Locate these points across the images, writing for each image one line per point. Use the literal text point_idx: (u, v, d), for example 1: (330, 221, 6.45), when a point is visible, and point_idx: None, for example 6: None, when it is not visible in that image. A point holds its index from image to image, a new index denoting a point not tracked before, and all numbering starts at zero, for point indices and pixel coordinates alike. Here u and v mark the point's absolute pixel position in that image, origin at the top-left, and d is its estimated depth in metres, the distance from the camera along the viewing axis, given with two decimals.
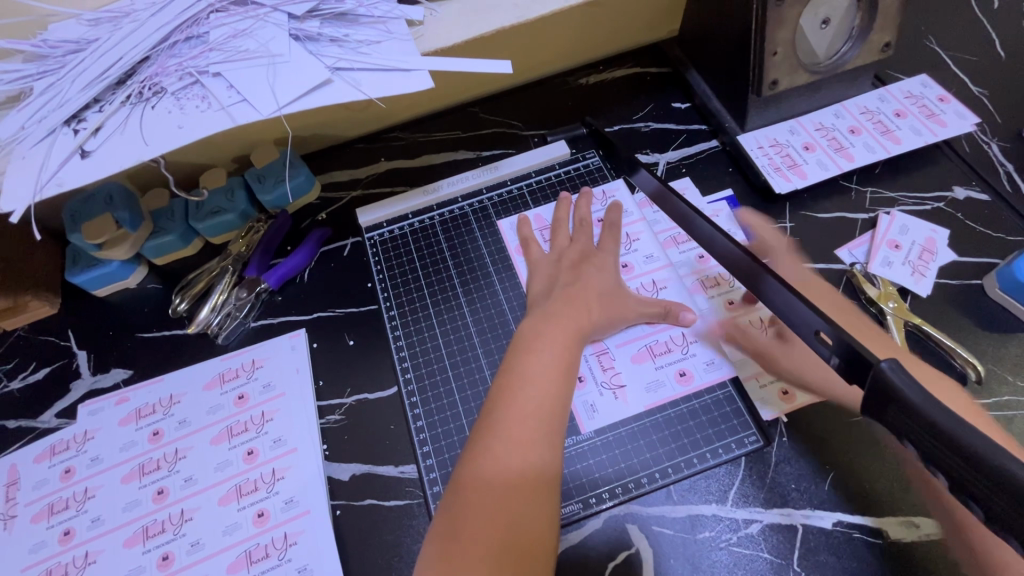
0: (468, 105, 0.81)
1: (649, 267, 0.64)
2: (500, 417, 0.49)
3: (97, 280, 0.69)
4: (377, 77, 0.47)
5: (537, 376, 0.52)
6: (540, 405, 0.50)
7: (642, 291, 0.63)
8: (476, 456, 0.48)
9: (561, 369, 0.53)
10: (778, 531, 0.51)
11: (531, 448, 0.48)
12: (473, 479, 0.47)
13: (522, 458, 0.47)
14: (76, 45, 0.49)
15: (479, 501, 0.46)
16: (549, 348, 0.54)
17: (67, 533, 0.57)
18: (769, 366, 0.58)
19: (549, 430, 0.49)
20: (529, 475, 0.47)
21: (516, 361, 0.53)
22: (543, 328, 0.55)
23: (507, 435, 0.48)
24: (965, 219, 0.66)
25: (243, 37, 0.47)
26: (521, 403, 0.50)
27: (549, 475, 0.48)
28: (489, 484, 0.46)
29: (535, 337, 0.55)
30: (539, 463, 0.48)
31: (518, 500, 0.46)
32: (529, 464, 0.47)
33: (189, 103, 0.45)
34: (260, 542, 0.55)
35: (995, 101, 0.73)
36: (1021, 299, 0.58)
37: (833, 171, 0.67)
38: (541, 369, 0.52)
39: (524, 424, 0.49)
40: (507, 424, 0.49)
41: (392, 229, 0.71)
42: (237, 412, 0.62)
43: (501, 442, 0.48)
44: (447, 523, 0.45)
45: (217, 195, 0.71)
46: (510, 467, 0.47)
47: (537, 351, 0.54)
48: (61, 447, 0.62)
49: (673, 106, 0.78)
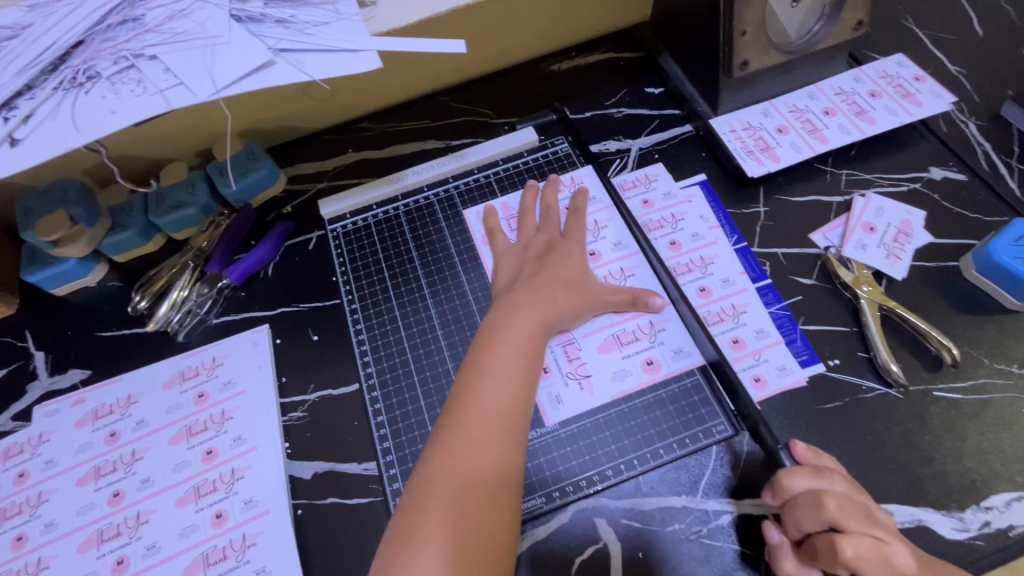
0: (436, 93, 0.79)
1: (617, 254, 0.63)
2: (462, 411, 0.48)
3: (54, 278, 0.67)
4: (322, 58, 0.45)
5: (500, 368, 0.50)
6: (503, 398, 0.48)
7: (610, 280, 0.61)
8: (436, 452, 0.46)
9: (526, 361, 0.51)
10: (749, 523, 0.50)
11: (494, 443, 0.46)
12: (433, 476, 0.45)
13: (485, 453, 0.46)
14: (9, 31, 0.47)
15: (439, 499, 0.44)
16: (513, 340, 0.52)
17: (19, 539, 0.55)
18: (741, 353, 0.57)
19: (513, 424, 0.48)
20: (492, 471, 0.45)
21: (479, 353, 0.52)
22: (506, 318, 0.54)
23: (469, 429, 0.47)
24: (941, 200, 0.64)
25: (181, 19, 0.45)
26: (483, 397, 0.48)
27: (513, 470, 0.46)
28: (450, 481, 0.44)
29: (498, 328, 0.53)
30: (502, 458, 0.46)
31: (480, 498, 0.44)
32: (492, 459, 0.46)
33: (124, 88, 0.43)
34: (218, 543, 0.53)
35: (973, 80, 0.71)
36: (997, 280, 0.57)
37: (806, 153, 0.65)
38: (505, 361, 0.51)
39: (486, 418, 0.47)
40: (470, 418, 0.47)
41: (357, 220, 0.69)
42: (196, 410, 0.60)
43: (463, 437, 0.46)
44: (405, 523, 0.43)
45: (177, 189, 0.70)
46: (473, 464, 0.45)
47: (501, 342, 0.52)
48: (15, 451, 0.60)
49: (646, 91, 0.76)
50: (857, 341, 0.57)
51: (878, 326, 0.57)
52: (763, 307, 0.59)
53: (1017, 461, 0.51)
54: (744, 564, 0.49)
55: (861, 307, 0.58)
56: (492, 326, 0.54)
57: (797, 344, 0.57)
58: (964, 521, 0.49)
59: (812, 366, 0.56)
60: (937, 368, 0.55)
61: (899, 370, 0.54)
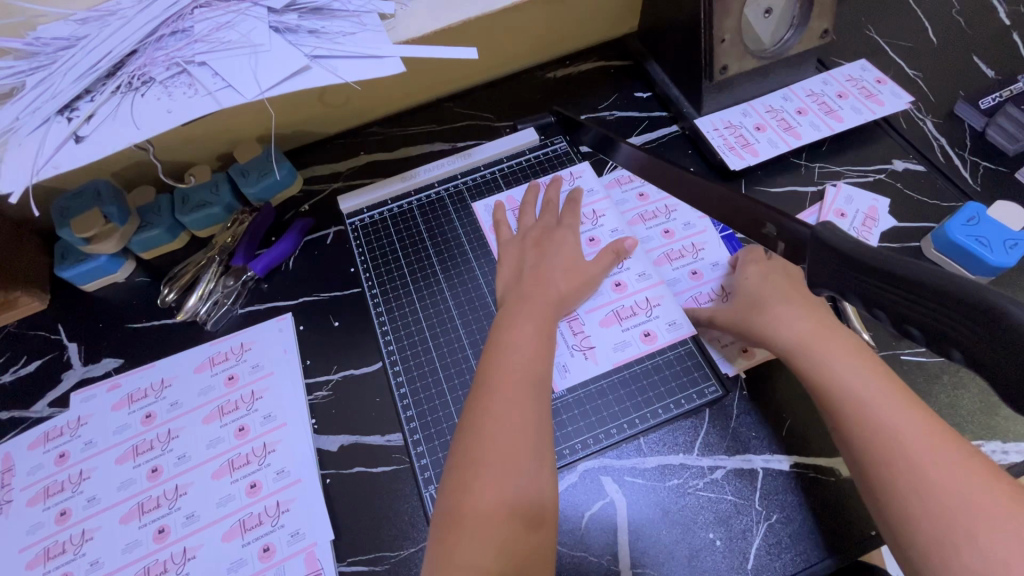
0: (442, 100, 0.85)
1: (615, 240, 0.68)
2: (489, 425, 0.48)
3: (86, 274, 0.71)
4: (353, 63, 0.50)
5: (517, 379, 0.51)
6: (526, 408, 0.50)
7: None
8: (470, 469, 0.46)
9: (539, 368, 0.53)
10: (740, 475, 0.55)
11: (524, 451, 0.47)
12: (472, 496, 0.45)
13: (520, 464, 0.47)
14: (66, 42, 0.52)
15: (484, 516, 0.44)
16: (523, 348, 0.54)
17: (63, 513, 0.59)
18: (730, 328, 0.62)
19: (538, 430, 0.49)
20: (529, 479, 0.46)
21: (492, 365, 0.53)
22: (520, 304, 0.58)
23: (499, 442, 0.47)
24: (904, 188, 0.71)
25: (227, 30, 0.51)
26: (506, 409, 0.49)
27: (547, 477, 0.47)
28: (491, 497, 0.45)
29: (514, 306, 0.59)
30: (536, 466, 0.47)
31: (523, 509, 0.45)
32: (528, 466, 0.47)
33: (176, 90, 0.49)
34: (253, 511, 0.57)
35: (929, 82, 0.79)
36: (954, 257, 0.63)
37: (783, 148, 0.72)
38: (519, 371, 0.52)
39: (514, 428, 0.48)
40: (497, 431, 0.48)
41: (373, 214, 0.74)
42: (227, 392, 0.64)
43: (495, 450, 0.47)
44: (452, 544, 0.43)
45: (202, 189, 0.74)
46: (511, 476, 0.46)
47: (511, 352, 0.54)
48: (54, 433, 0.64)
49: (636, 96, 0.83)
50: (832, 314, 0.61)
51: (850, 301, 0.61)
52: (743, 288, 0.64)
53: (978, 414, 0.56)
54: (738, 512, 0.54)
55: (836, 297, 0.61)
56: (501, 328, 0.57)
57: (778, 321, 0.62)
58: None
59: None
60: None
61: (869, 338, 0.59)
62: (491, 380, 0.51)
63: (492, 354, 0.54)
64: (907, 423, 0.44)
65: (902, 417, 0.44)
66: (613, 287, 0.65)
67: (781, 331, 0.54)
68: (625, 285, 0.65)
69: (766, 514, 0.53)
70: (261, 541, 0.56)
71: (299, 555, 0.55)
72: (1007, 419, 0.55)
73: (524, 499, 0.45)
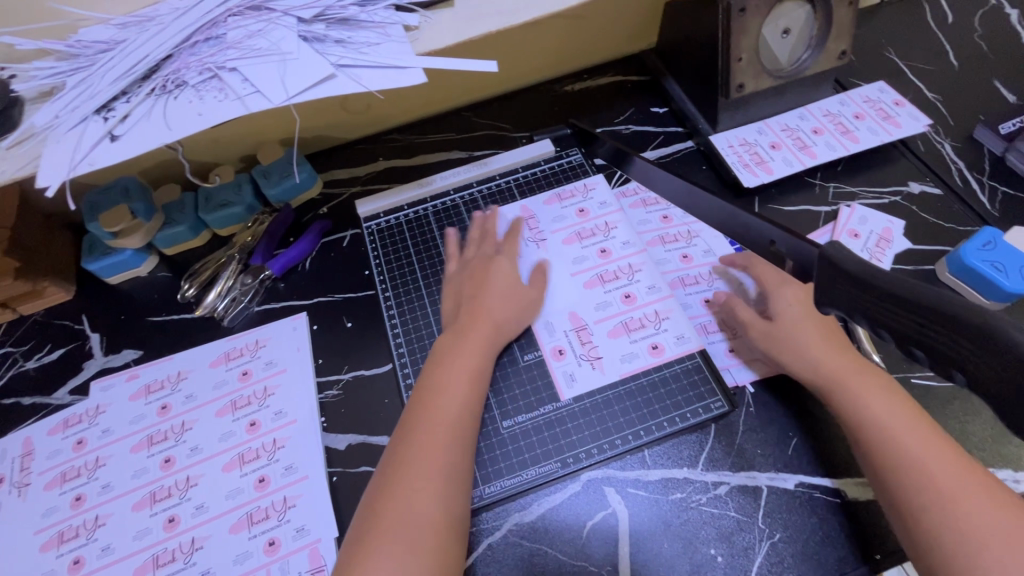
0: (461, 109, 0.86)
1: (626, 252, 0.69)
2: (405, 457, 0.51)
3: (111, 267, 0.74)
4: (376, 73, 0.52)
5: (441, 416, 0.54)
6: (450, 441, 0.52)
7: (620, 274, 0.67)
8: (385, 495, 0.49)
9: (467, 408, 0.55)
10: (744, 492, 0.55)
11: (438, 484, 0.50)
12: (383, 519, 0.48)
13: (428, 496, 0.49)
14: (105, 45, 0.55)
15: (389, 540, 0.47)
16: (453, 388, 0.56)
17: (78, 498, 0.60)
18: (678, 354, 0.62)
19: (454, 465, 0.51)
20: (437, 509, 0.49)
21: (421, 403, 0.55)
22: (456, 342, 0.60)
23: (412, 474, 0.50)
24: (920, 210, 0.71)
25: (258, 38, 0.53)
26: (425, 444, 0.52)
27: (455, 507, 0.50)
28: (400, 524, 0.47)
29: (457, 334, 0.60)
30: (445, 500, 0.49)
31: (430, 536, 0.47)
32: (440, 495, 0.49)
33: (207, 94, 0.51)
34: (260, 505, 0.58)
35: (948, 106, 0.79)
36: (969, 280, 0.63)
37: (797, 167, 0.72)
38: (445, 409, 0.54)
39: (430, 461, 0.51)
40: (420, 456, 0.51)
41: (389, 219, 0.76)
42: (240, 387, 0.66)
43: (409, 480, 0.49)
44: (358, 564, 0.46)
45: (226, 189, 0.76)
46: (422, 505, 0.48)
47: (438, 391, 0.56)
48: (73, 420, 0.66)
49: (652, 111, 0.84)
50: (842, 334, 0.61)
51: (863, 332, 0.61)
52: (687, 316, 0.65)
53: (990, 440, 0.55)
54: (740, 529, 0.54)
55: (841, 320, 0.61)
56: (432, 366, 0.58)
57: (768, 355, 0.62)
58: None
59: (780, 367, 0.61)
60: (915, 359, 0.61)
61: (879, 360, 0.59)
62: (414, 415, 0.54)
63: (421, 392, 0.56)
64: (928, 445, 0.48)
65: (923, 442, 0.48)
66: (622, 299, 0.66)
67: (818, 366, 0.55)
68: (634, 297, 0.65)
69: (770, 532, 0.53)
70: (267, 535, 0.57)
71: (303, 551, 0.56)
72: (1019, 447, 0.55)
73: (435, 527, 0.48)
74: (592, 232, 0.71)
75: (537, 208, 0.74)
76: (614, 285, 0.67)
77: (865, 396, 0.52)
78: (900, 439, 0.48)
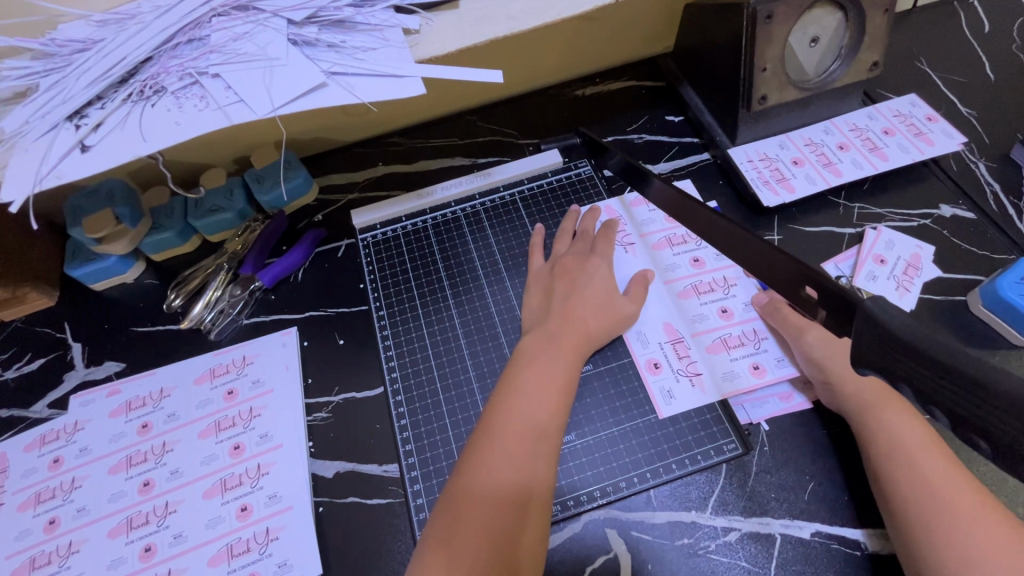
0: (465, 113, 0.82)
1: (720, 263, 0.65)
2: (489, 430, 0.50)
3: (95, 274, 0.71)
4: (371, 82, 0.48)
5: (528, 394, 0.52)
6: (529, 426, 0.50)
7: (705, 288, 0.64)
8: (467, 466, 0.48)
9: (559, 390, 0.53)
10: (755, 540, 0.52)
11: (522, 468, 0.48)
12: (466, 486, 0.47)
13: (509, 467, 0.47)
14: (81, 44, 0.51)
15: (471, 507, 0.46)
16: (542, 372, 0.54)
17: (52, 522, 0.58)
18: (761, 377, 0.58)
19: (540, 453, 0.49)
20: (519, 481, 0.47)
21: (507, 382, 0.53)
22: (541, 342, 0.57)
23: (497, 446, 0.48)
24: (951, 236, 0.66)
25: (244, 41, 0.49)
26: (512, 416, 0.50)
27: (541, 481, 0.48)
28: (482, 492, 0.46)
29: (539, 340, 0.57)
30: (528, 475, 0.47)
31: (511, 506, 0.46)
32: (522, 467, 0.48)
33: (187, 102, 0.47)
34: (242, 536, 0.55)
35: (985, 122, 0.74)
36: (1004, 315, 0.58)
37: (821, 185, 0.68)
38: (532, 386, 0.52)
39: (514, 434, 0.49)
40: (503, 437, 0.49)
41: (386, 231, 0.72)
42: (225, 407, 0.62)
43: (496, 449, 0.48)
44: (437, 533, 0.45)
45: (216, 194, 0.73)
46: (503, 475, 0.47)
47: (526, 372, 0.54)
48: (51, 437, 0.63)
49: (667, 119, 0.79)
50: None
51: None
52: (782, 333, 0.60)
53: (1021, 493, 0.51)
54: None
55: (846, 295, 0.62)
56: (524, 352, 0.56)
57: (784, 390, 0.58)
58: None
59: (797, 403, 0.57)
60: None
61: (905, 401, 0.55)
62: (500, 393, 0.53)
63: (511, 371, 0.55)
64: (949, 479, 0.46)
65: (946, 480, 0.46)
66: (719, 314, 0.62)
67: (857, 389, 0.52)
68: (731, 312, 0.62)
69: None
70: (248, 569, 0.54)
71: None
72: None
73: (515, 498, 0.46)
74: (683, 240, 0.67)
75: (624, 211, 0.70)
76: (707, 299, 0.63)
77: (887, 421, 0.50)
78: (918, 468, 0.47)
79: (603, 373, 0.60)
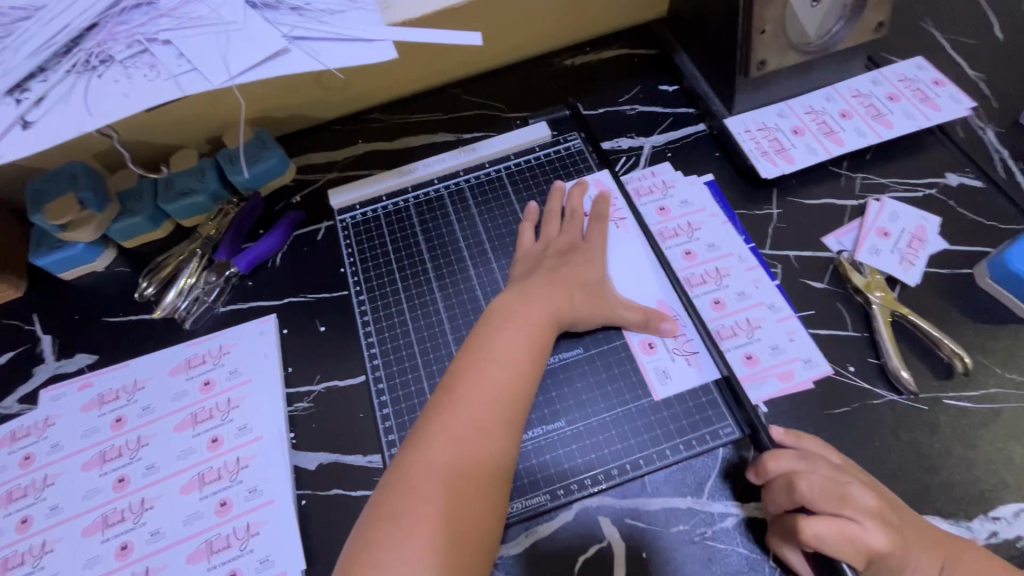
0: (449, 86, 0.78)
1: (713, 255, 0.62)
2: (445, 415, 0.46)
3: (62, 262, 0.67)
4: (337, 47, 0.44)
5: (491, 378, 0.48)
6: (486, 410, 0.47)
7: (703, 279, 0.61)
8: (421, 456, 0.44)
9: (524, 376, 0.50)
10: (754, 526, 0.50)
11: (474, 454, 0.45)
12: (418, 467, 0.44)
13: (467, 458, 0.44)
14: (22, 12, 0.46)
15: (422, 498, 0.42)
16: (507, 352, 0.50)
17: (25, 521, 0.55)
18: (754, 369, 0.56)
19: (495, 438, 0.46)
20: (475, 471, 0.44)
21: (468, 364, 0.49)
22: (511, 313, 0.53)
23: (453, 433, 0.45)
24: (957, 206, 0.63)
25: (197, 4, 0.45)
26: (470, 401, 0.47)
27: (501, 466, 0.45)
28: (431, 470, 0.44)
29: (516, 307, 0.54)
30: (485, 467, 0.45)
31: (459, 494, 0.43)
32: (478, 461, 0.45)
33: (137, 72, 0.43)
34: (221, 532, 0.53)
35: (993, 86, 0.70)
36: (1012, 288, 0.56)
37: (822, 155, 0.65)
38: (495, 370, 0.49)
39: (472, 423, 0.46)
40: (456, 420, 0.46)
41: (366, 212, 0.69)
42: (202, 398, 0.60)
43: (450, 429, 0.45)
44: (382, 527, 0.41)
45: (187, 176, 0.69)
46: (461, 460, 0.44)
47: (488, 353, 0.50)
48: (21, 433, 0.60)
49: (661, 89, 0.75)
50: (867, 347, 0.57)
51: (895, 346, 0.55)
52: (780, 323, 0.58)
53: None
54: (749, 567, 0.48)
55: (840, 265, 0.60)
56: (486, 326, 0.53)
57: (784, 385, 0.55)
58: (971, 529, 0.48)
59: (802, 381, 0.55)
60: (947, 376, 0.54)
61: (910, 378, 0.53)
62: (457, 377, 0.49)
63: (470, 352, 0.50)
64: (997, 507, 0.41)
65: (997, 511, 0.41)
66: (711, 305, 0.59)
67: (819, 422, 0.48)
68: (724, 304, 0.59)
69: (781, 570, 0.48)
70: (228, 566, 0.52)
71: None
72: None
73: (470, 480, 0.44)
74: (673, 233, 0.64)
75: (614, 183, 0.67)
76: (700, 292, 0.60)
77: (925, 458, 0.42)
78: None
79: (594, 357, 0.58)
